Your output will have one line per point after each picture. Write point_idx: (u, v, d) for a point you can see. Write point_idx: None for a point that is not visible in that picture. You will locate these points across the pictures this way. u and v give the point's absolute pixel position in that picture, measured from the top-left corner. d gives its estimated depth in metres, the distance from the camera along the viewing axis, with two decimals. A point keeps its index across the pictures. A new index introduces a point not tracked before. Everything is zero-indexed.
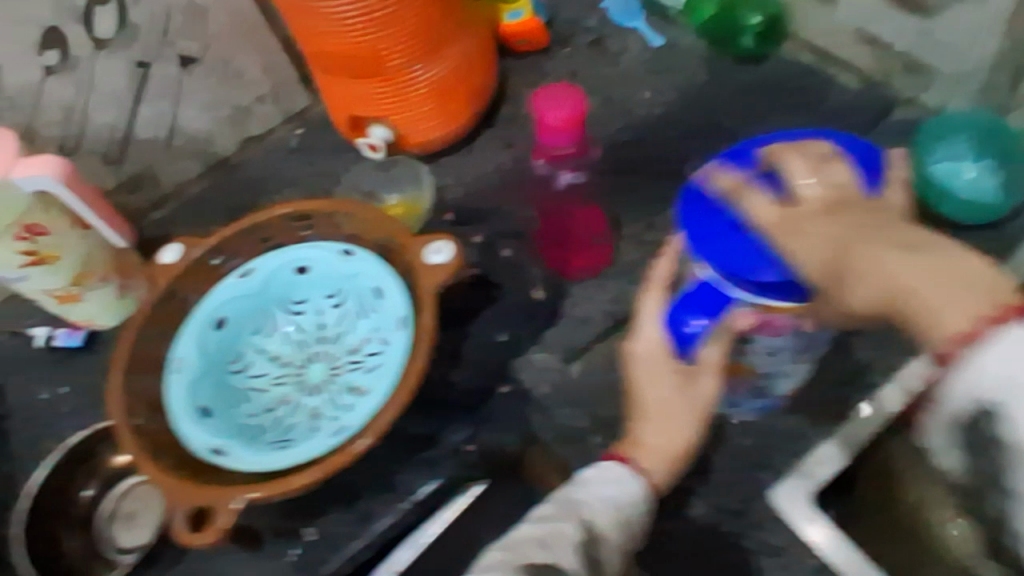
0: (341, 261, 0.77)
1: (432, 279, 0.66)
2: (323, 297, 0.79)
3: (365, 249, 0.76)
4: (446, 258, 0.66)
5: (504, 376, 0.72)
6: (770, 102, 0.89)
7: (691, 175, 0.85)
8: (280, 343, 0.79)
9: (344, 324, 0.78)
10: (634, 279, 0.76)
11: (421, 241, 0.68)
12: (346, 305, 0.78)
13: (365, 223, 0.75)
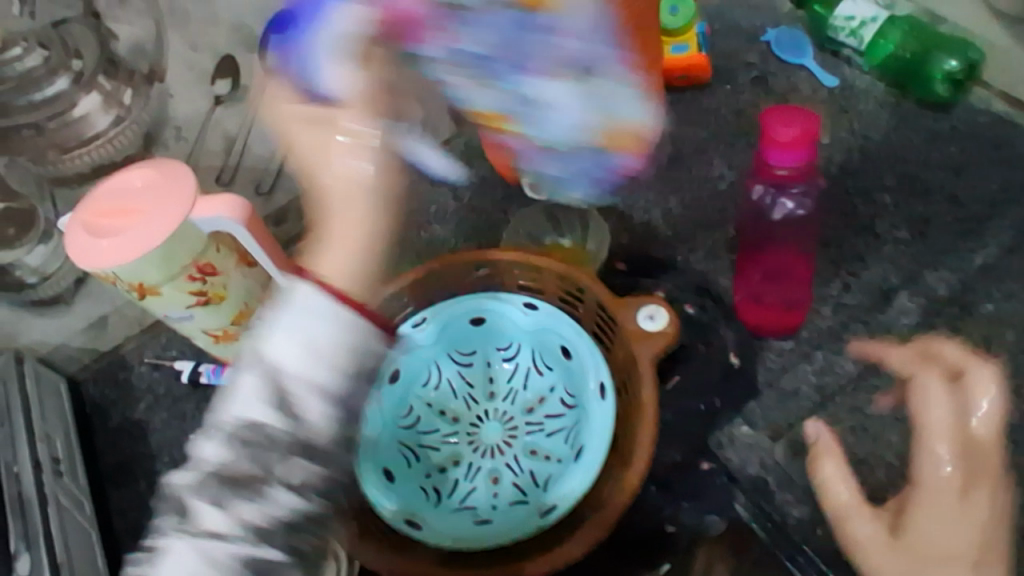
0: (523, 314, 0.72)
1: (649, 347, 0.62)
2: (496, 350, 0.74)
3: (548, 303, 0.71)
4: (660, 325, 0.63)
5: (706, 452, 0.67)
6: (971, 151, 0.81)
7: (888, 232, 0.77)
8: (448, 397, 0.74)
9: (520, 382, 0.73)
10: (839, 350, 0.72)
11: (631, 305, 0.64)
12: (523, 362, 0.73)
13: (551, 277, 0.71)
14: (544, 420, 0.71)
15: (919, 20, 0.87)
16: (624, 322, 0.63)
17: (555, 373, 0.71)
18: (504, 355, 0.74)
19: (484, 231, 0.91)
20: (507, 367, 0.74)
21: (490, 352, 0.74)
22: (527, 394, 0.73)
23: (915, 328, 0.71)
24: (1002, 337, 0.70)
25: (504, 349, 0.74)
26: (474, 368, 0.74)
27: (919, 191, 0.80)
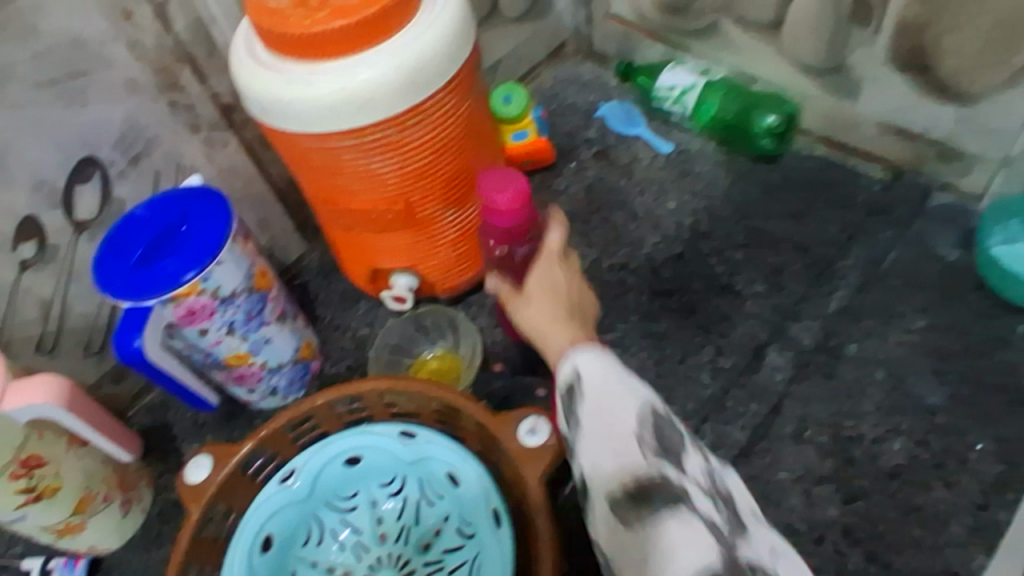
0: (401, 446, 0.66)
1: (537, 469, 0.57)
2: (378, 487, 0.69)
3: (427, 428, 0.65)
4: (543, 439, 0.58)
5: None
6: (803, 199, 0.86)
7: (744, 288, 0.80)
8: (334, 550, 0.68)
9: (409, 517, 0.68)
10: (728, 416, 0.70)
11: (509, 422, 0.59)
12: (408, 495, 0.68)
13: (423, 401, 0.65)
14: (440, 555, 0.66)
15: (733, 80, 0.92)
16: (506, 442, 0.58)
17: (446, 502, 0.66)
18: (390, 492, 0.69)
19: (349, 350, 0.85)
20: (394, 505, 0.69)
21: (374, 490, 0.69)
22: (418, 529, 0.68)
23: (792, 381, 0.71)
24: (872, 375, 0.71)
25: (387, 484, 0.68)
26: (357, 512, 0.69)
27: (763, 244, 0.83)
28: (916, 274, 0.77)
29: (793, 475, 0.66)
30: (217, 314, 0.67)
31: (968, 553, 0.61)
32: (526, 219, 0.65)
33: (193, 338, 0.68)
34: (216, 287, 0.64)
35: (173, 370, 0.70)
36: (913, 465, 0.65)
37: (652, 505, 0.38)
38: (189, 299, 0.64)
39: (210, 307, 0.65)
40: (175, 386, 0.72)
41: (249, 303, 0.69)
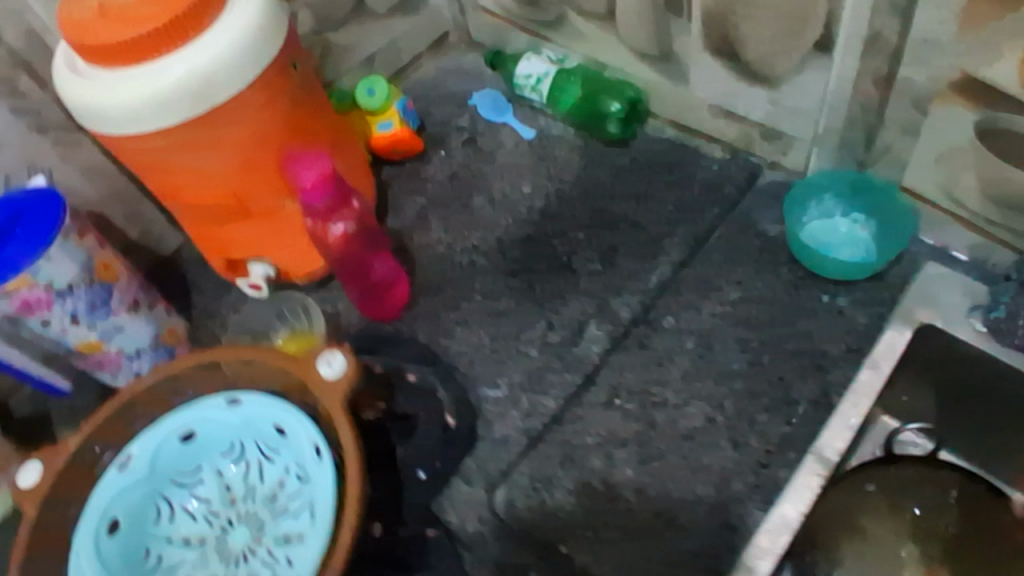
0: (229, 412, 0.71)
1: (337, 393, 0.64)
2: (220, 456, 0.74)
3: (252, 392, 0.70)
4: (339, 368, 0.64)
5: (431, 517, 0.68)
6: (647, 180, 0.90)
7: (582, 267, 0.84)
8: (188, 523, 0.72)
9: (252, 477, 0.73)
10: (546, 386, 0.75)
11: (310, 360, 0.65)
12: (249, 457, 0.73)
13: (245, 368, 0.69)
14: (284, 500, 0.71)
15: (587, 69, 0.96)
16: (308, 379, 0.64)
17: (279, 457, 0.71)
18: (232, 460, 0.74)
19: (217, 336, 0.89)
20: (237, 468, 0.74)
21: (217, 460, 0.74)
22: (263, 485, 0.73)
23: (608, 353, 0.76)
24: (683, 345, 0.76)
25: (227, 452, 0.74)
26: (204, 483, 0.74)
27: (605, 224, 0.88)
28: (738, 249, 0.82)
29: (598, 440, 0.71)
30: (56, 305, 0.71)
31: (746, 508, 0.65)
32: (337, 191, 0.72)
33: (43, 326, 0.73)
34: (49, 279, 0.69)
35: (10, 356, 0.75)
36: (708, 428, 0.70)
37: None
38: (23, 290, 0.69)
39: (46, 297, 0.70)
40: (14, 369, 0.76)
41: (91, 293, 0.74)
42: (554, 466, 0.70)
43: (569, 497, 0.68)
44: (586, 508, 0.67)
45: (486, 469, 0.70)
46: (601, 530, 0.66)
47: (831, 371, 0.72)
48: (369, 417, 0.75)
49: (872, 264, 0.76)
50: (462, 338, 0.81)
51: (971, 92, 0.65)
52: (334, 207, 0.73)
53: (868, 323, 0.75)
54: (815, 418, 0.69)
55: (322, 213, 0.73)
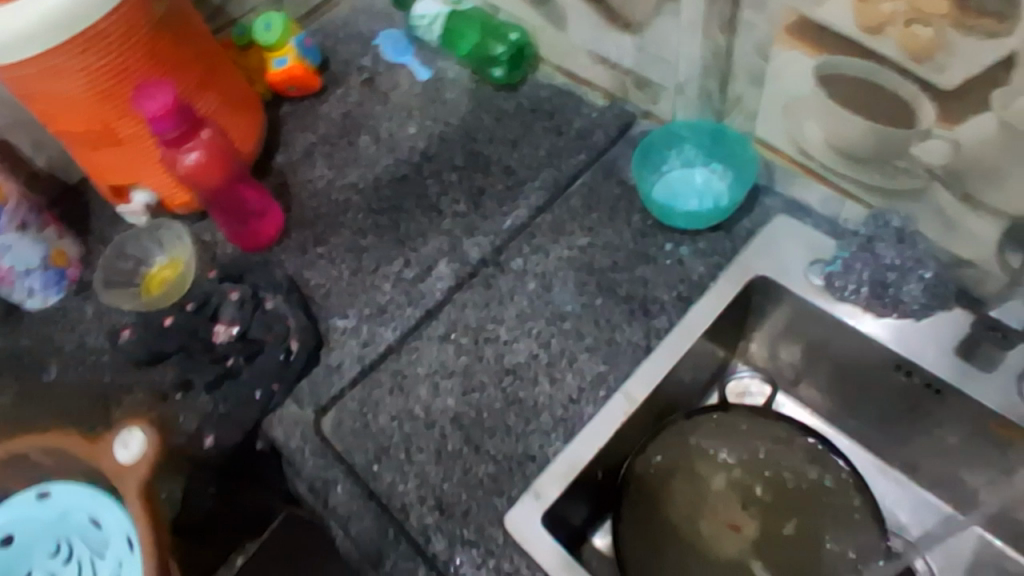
0: (38, 505, 0.62)
1: (133, 479, 0.57)
2: (47, 558, 0.62)
3: (61, 481, 0.63)
4: (135, 449, 0.58)
5: (257, 433, 0.73)
6: (527, 126, 0.91)
7: (447, 208, 0.86)
8: None
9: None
10: (388, 318, 0.77)
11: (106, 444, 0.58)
12: (76, 557, 0.61)
13: (41, 453, 0.61)
14: None
15: (480, 13, 0.96)
16: (104, 465, 0.58)
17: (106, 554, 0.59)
18: (58, 557, 0.62)
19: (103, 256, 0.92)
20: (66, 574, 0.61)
21: (45, 564, 0.62)
22: None
23: (453, 290, 0.78)
24: (526, 286, 0.77)
25: (54, 553, 0.62)
26: None
27: (477, 166, 0.89)
28: (595, 196, 0.83)
29: (428, 370, 0.74)
30: None
31: (547, 439, 0.68)
32: (184, 122, 0.75)
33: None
34: None
35: None
36: (529, 363, 0.72)
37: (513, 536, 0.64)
38: None
39: None
40: None
41: None
42: (381, 393, 0.73)
43: (389, 422, 0.71)
44: (403, 432, 0.70)
45: (317, 393, 0.74)
46: (412, 454, 0.69)
47: (657, 316, 0.73)
48: (221, 337, 0.78)
49: (723, 210, 0.76)
50: (322, 271, 0.83)
51: (813, 37, 0.66)
52: (186, 136, 0.77)
53: (704, 272, 0.76)
54: (629, 358, 0.71)
55: (174, 143, 0.76)
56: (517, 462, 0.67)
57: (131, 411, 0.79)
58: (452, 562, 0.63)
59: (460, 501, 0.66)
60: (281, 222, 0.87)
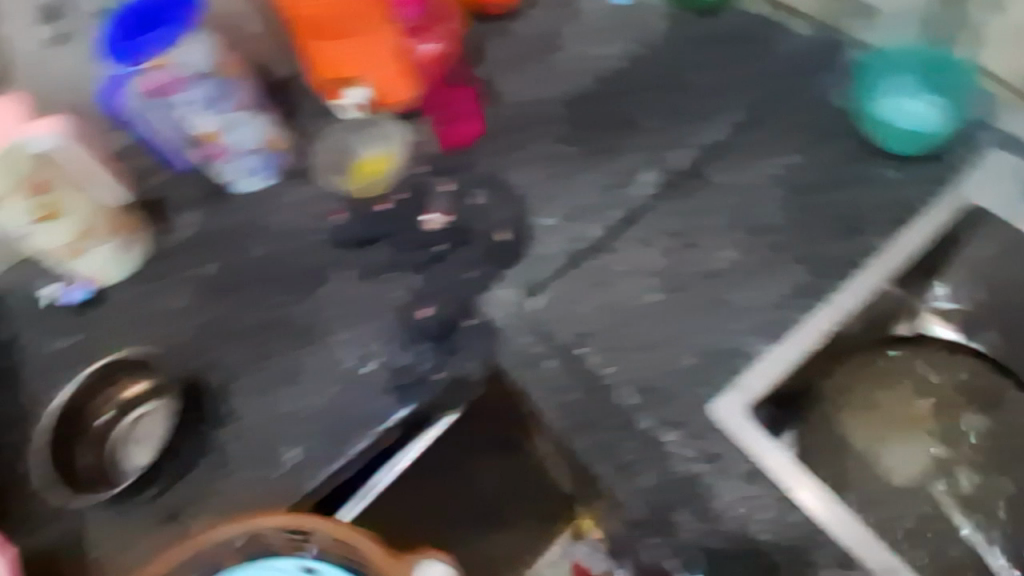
0: None
1: None
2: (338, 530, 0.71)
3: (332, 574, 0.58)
4: None
5: (469, 310, 0.77)
6: (726, 51, 0.92)
7: (647, 121, 0.87)
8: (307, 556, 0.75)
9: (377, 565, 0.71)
10: (592, 217, 0.80)
11: (405, 574, 0.57)
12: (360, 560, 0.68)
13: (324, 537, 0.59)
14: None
15: None
16: None
17: None
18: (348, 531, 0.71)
19: (315, 151, 0.97)
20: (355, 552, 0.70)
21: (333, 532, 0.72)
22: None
23: (656, 198, 0.80)
24: (729, 198, 0.79)
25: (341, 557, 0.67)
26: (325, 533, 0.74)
27: (676, 84, 0.90)
28: (800, 120, 0.83)
29: (632, 269, 0.76)
30: (188, 90, 0.82)
31: (751, 340, 0.70)
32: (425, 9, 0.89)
33: (161, 109, 0.84)
34: (183, 66, 0.80)
35: (156, 128, 0.87)
36: (734, 269, 0.74)
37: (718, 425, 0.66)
38: (165, 71, 0.79)
39: (183, 79, 0.81)
40: (158, 141, 0.90)
41: (218, 87, 0.84)
42: (584, 284, 0.76)
43: (594, 310, 0.74)
44: (608, 320, 0.73)
45: (524, 279, 0.77)
46: (617, 342, 0.72)
47: (867, 236, 0.74)
48: (431, 227, 0.84)
49: (941, 132, 0.76)
50: (523, 172, 0.86)
51: None
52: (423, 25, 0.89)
53: (917, 196, 0.76)
54: (836, 271, 0.73)
55: (414, 29, 0.89)
56: (721, 356, 0.70)
57: (345, 284, 0.85)
58: (660, 439, 0.66)
59: (668, 387, 0.69)
60: (484, 125, 0.91)
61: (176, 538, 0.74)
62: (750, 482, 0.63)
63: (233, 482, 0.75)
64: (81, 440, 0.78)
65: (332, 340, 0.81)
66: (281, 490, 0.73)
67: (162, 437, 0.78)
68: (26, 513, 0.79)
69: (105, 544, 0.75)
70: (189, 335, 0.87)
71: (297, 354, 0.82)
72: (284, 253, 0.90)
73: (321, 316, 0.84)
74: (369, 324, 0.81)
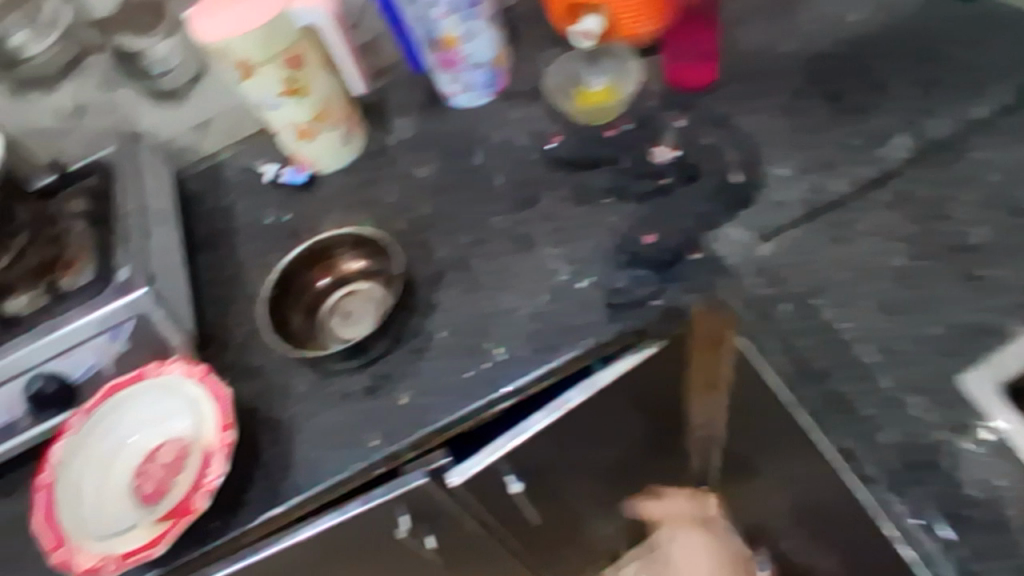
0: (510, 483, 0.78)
1: None
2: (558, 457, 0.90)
3: None
4: None
5: (696, 244, 0.75)
6: (994, 24, 0.85)
7: (899, 90, 0.84)
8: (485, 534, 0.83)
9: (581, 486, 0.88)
10: (834, 174, 0.78)
11: None
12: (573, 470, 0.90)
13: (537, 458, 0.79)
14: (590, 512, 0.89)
15: None
16: None
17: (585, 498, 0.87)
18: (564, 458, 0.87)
19: (545, 74, 0.98)
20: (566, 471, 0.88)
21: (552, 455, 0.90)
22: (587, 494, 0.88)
23: (910, 162, 0.77)
24: (989, 175, 0.74)
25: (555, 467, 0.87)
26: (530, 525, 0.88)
27: (934, 56, 0.86)
28: None
29: (877, 232, 0.73)
30: None
31: (1011, 319, 0.65)
32: None
33: (416, 4, 0.86)
34: None
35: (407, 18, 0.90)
36: (994, 246, 0.70)
37: (966, 399, 0.62)
38: None
39: None
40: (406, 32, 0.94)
41: None
42: (824, 238, 0.73)
43: (832, 263, 0.72)
44: (848, 276, 0.71)
45: (758, 222, 0.76)
46: (857, 296, 0.69)
47: None
48: (659, 158, 0.84)
49: None
50: (760, 121, 0.85)
51: None
52: None
53: None
54: None
55: None
56: (974, 331, 0.65)
57: (560, 203, 0.85)
58: (902, 400, 0.63)
59: (910, 351, 0.65)
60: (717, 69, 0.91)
61: (374, 410, 0.76)
62: (1003, 461, 0.59)
63: (432, 366, 0.77)
64: (293, 302, 0.85)
65: (546, 255, 0.81)
66: (482, 384, 0.74)
67: (374, 319, 0.84)
68: (238, 363, 0.84)
69: (306, 404, 0.78)
70: (400, 229, 0.90)
71: (508, 261, 0.82)
72: (499, 166, 0.92)
73: (534, 230, 0.84)
74: (582, 242, 0.80)
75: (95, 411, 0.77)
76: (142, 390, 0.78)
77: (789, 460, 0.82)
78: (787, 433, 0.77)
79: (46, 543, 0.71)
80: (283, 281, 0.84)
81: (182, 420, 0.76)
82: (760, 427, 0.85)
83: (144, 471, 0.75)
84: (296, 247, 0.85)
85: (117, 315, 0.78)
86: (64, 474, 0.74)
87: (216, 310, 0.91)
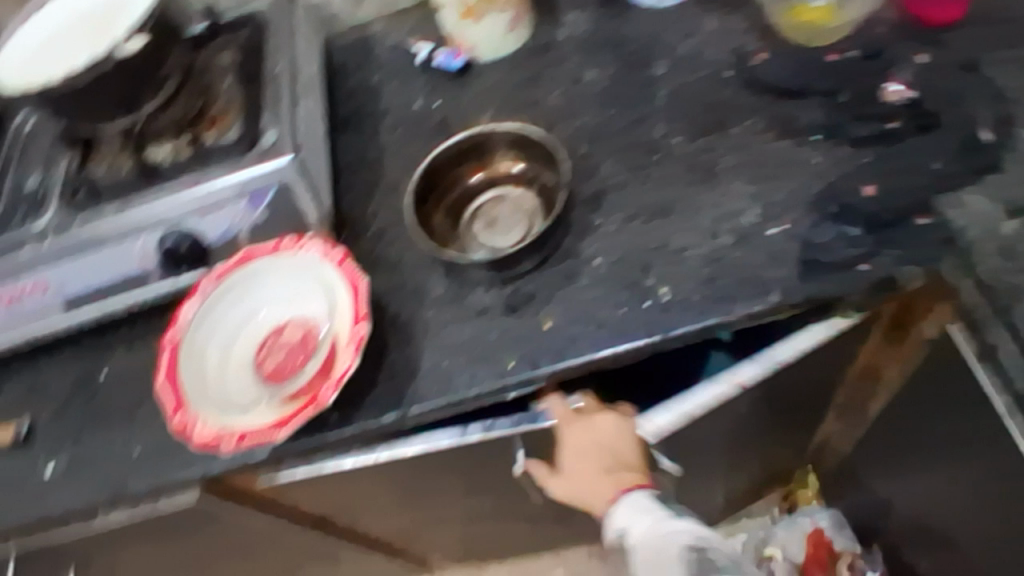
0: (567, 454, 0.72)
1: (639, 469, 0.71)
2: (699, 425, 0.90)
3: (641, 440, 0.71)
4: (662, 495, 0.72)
5: (927, 208, 0.63)
6: None
7: None
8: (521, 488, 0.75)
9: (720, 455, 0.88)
10: None
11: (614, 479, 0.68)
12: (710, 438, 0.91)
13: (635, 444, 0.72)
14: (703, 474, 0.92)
15: None
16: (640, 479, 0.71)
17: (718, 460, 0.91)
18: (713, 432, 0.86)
19: None
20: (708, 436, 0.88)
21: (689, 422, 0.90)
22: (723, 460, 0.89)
23: None
24: None
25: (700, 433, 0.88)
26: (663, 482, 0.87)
27: None
28: None
29: None
30: None
31: None
32: None
33: None
34: None
35: None
36: None
37: None
38: None
39: None
40: None
41: None
42: None
43: None
44: None
45: (1006, 195, 0.62)
46: None
47: None
48: (891, 97, 0.70)
49: None
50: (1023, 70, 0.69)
51: None
52: None
53: None
54: None
55: None
56: None
57: (756, 135, 0.74)
58: None
59: None
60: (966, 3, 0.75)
61: (514, 329, 0.70)
62: None
63: (586, 294, 0.69)
64: (434, 197, 0.79)
65: (729, 191, 0.71)
66: (645, 324, 0.66)
67: (524, 233, 0.76)
68: (372, 254, 0.79)
69: (441, 309, 0.73)
70: (560, 136, 0.81)
71: (684, 191, 0.73)
72: (684, 82, 0.80)
73: (719, 161, 0.73)
74: (777, 185, 0.70)
75: (225, 278, 0.75)
76: (274, 264, 0.75)
77: (971, 472, 0.71)
78: (981, 438, 0.67)
79: (166, 404, 0.69)
80: (433, 171, 0.78)
81: (312, 302, 0.73)
82: (934, 426, 0.75)
83: (269, 348, 0.72)
84: (454, 137, 0.78)
85: (261, 180, 0.73)
86: (189, 336, 0.72)
87: (351, 194, 0.85)
